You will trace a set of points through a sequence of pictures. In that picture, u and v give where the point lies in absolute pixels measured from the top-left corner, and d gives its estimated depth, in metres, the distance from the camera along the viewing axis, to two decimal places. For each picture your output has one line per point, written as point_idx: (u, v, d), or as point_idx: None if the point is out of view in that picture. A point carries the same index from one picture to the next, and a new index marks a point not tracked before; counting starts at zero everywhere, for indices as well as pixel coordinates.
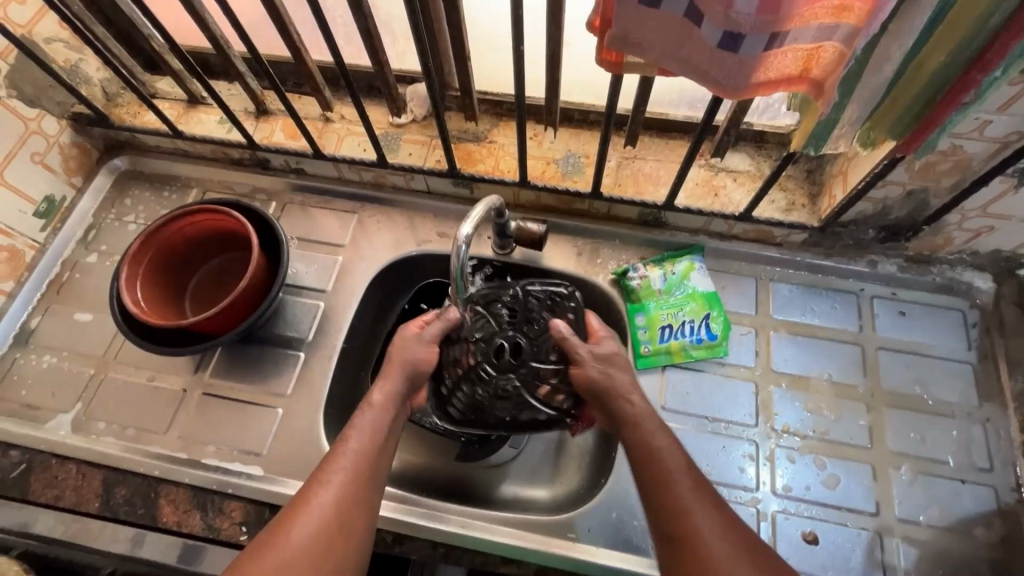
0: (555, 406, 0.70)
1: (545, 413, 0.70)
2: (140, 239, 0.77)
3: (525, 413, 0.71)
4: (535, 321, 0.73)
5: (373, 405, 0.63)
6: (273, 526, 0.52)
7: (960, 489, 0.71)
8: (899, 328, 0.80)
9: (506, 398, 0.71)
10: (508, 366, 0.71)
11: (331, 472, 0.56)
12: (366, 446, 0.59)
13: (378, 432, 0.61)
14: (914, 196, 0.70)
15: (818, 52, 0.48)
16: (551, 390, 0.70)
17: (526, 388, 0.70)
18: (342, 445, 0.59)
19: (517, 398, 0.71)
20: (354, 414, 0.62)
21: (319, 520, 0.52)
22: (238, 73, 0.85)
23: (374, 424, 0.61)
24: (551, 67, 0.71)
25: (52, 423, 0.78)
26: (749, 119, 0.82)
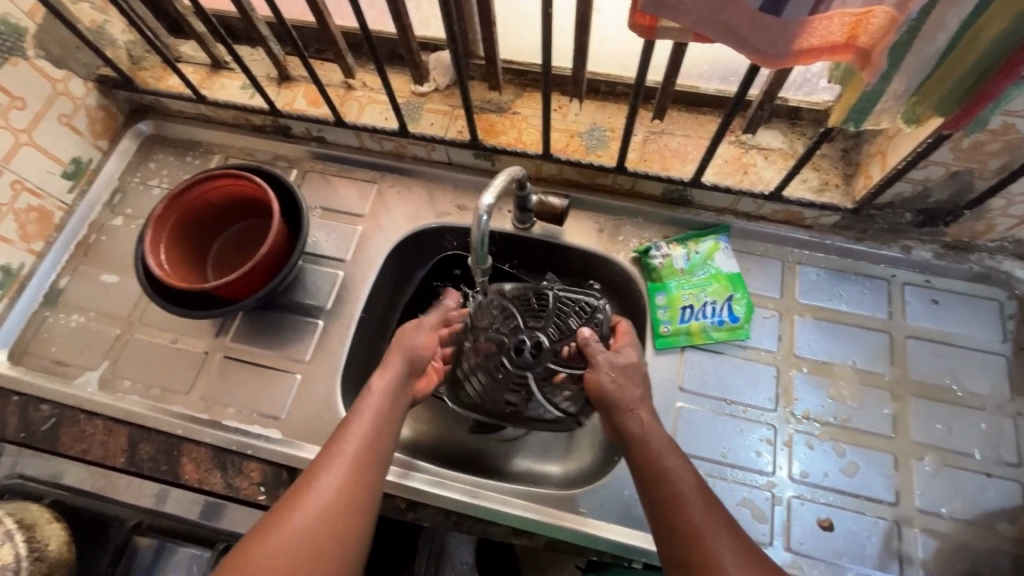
0: (562, 412, 0.73)
1: (552, 415, 0.73)
2: (164, 201, 0.78)
3: (534, 413, 0.74)
4: (559, 323, 0.73)
5: (375, 391, 0.61)
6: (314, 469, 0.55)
7: (985, 483, 0.69)
8: (931, 316, 0.77)
9: (519, 390, 0.73)
10: (524, 364, 0.72)
11: (331, 460, 0.55)
12: (368, 432, 0.58)
13: (380, 418, 0.59)
14: (958, 178, 0.66)
15: (867, 18, 0.45)
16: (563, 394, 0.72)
17: (543, 391, 0.72)
18: (343, 431, 0.57)
19: (531, 393, 0.72)
20: (358, 397, 0.61)
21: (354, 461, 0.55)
22: (262, 37, 0.84)
23: (377, 408, 0.60)
24: (580, 35, 0.68)
25: (79, 379, 0.80)
26: (784, 94, 0.78)
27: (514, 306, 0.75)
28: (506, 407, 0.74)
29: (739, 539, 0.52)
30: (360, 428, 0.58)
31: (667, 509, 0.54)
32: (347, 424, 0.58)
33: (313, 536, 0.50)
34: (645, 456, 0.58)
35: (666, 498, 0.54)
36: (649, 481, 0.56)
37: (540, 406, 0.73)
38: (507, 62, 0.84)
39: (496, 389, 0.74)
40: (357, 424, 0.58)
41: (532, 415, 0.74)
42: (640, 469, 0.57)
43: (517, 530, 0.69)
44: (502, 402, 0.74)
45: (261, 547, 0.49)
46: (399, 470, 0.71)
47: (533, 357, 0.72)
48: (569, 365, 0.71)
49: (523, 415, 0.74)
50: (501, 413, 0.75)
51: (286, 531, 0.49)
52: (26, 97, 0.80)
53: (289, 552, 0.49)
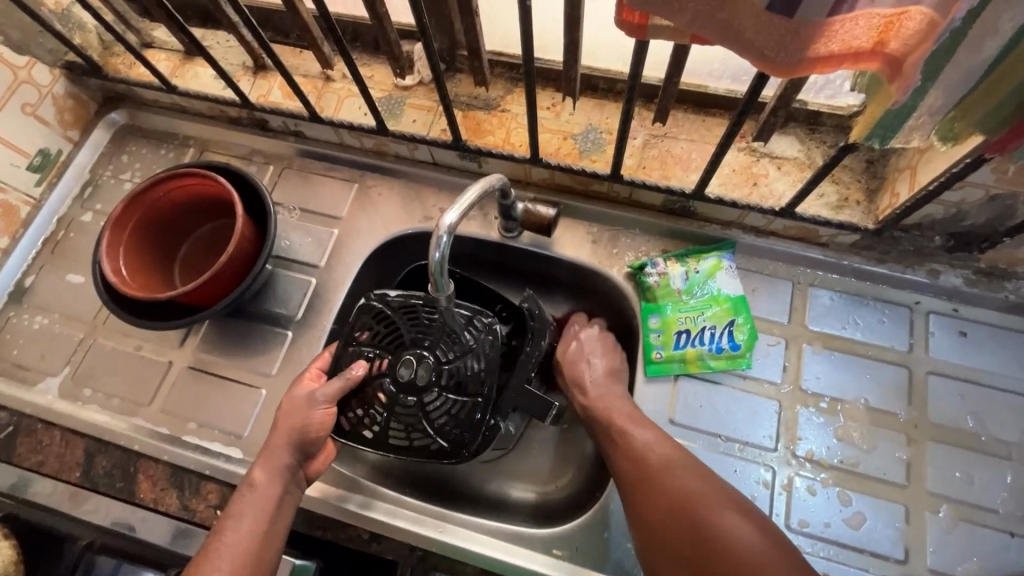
0: (450, 440, 0.65)
1: (437, 444, 0.65)
2: (124, 202, 0.73)
3: (425, 438, 0.65)
4: (450, 343, 0.66)
5: (253, 487, 0.56)
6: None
7: (1008, 543, 0.62)
8: (957, 350, 0.69)
9: (406, 413, 0.66)
10: (411, 388, 0.65)
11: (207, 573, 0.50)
12: (246, 535, 0.53)
13: (262, 516, 0.55)
14: (998, 202, 0.58)
15: (901, 20, 0.38)
16: (452, 422, 0.65)
17: (433, 413, 0.65)
18: (217, 538, 0.53)
19: (417, 420, 0.65)
20: (236, 492, 0.57)
21: (232, 558, 0.51)
22: (230, 24, 0.77)
23: (257, 501, 0.55)
24: (569, 28, 0.61)
25: (40, 385, 0.77)
26: (803, 97, 0.69)
27: (400, 321, 0.67)
28: (391, 433, 0.66)
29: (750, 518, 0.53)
30: (236, 533, 0.53)
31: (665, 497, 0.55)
32: (224, 522, 0.54)
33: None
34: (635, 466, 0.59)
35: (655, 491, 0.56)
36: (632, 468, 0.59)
37: (433, 430, 0.65)
38: (495, 54, 0.77)
39: (381, 410, 0.66)
40: (235, 526, 0.54)
41: (420, 440, 0.65)
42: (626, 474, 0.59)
43: (485, 570, 0.65)
44: (386, 424, 0.66)
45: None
46: (364, 500, 0.67)
47: (420, 379, 0.65)
48: (459, 389, 0.65)
49: (410, 439, 0.65)
50: (384, 437, 0.66)
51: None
52: None
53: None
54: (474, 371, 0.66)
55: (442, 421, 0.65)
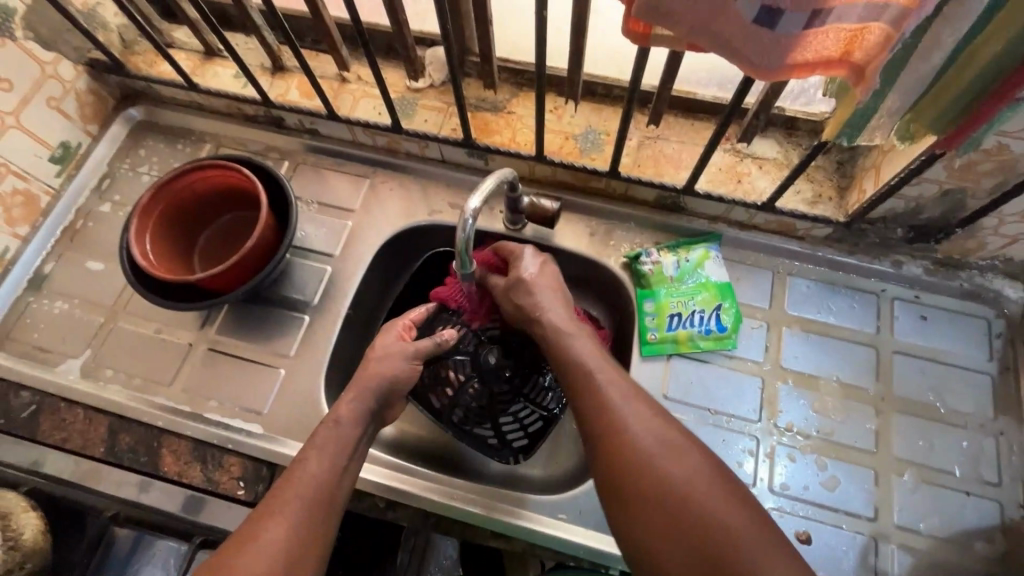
0: (504, 439, 0.79)
1: (494, 438, 0.79)
2: (151, 191, 0.77)
3: (481, 427, 0.79)
4: (535, 359, 0.81)
5: (337, 422, 0.63)
6: (276, 491, 0.57)
7: (964, 501, 0.69)
8: (918, 332, 0.77)
9: (478, 399, 0.79)
10: (491, 380, 0.80)
11: (293, 495, 0.56)
12: (323, 469, 0.59)
13: (338, 452, 0.61)
14: (950, 196, 0.66)
15: (862, 34, 0.45)
16: (513, 424, 0.80)
17: (497, 410, 0.79)
18: (298, 468, 0.59)
19: (487, 412, 0.79)
20: (317, 428, 0.63)
21: (316, 482, 0.58)
22: (255, 26, 0.83)
23: (336, 440, 0.62)
24: (576, 37, 0.68)
25: (62, 366, 0.80)
26: (782, 103, 0.77)
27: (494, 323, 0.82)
28: (459, 414, 0.79)
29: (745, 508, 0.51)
30: (315, 462, 0.59)
31: (672, 510, 0.51)
32: (308, 452, 0.61)
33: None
34: (627, 458, 0.55)
35: (655, 501, 0.52)
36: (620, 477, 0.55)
37: (491, 422, 0.79)
38: (503, 61, 0.83)
39: (455, 389, 0.80)
40: (314, 461, 0.59)
41: (478, 428, 0.79)
42: (608, 486, 0.55)
43: (496, 534, 0.70)
44: (454, 401, 0.79)
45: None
46: (383, 470, 0.72)
47: (503, 375, 0.80)
48: (530, 403, 0.80)
49: (470, 421, 0.79)
50: (446, 412, 0.79)
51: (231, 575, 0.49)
52: (14, 79, 0.78)
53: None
54: (545, 391, 0.81)
55: (508, 421, 0.79)
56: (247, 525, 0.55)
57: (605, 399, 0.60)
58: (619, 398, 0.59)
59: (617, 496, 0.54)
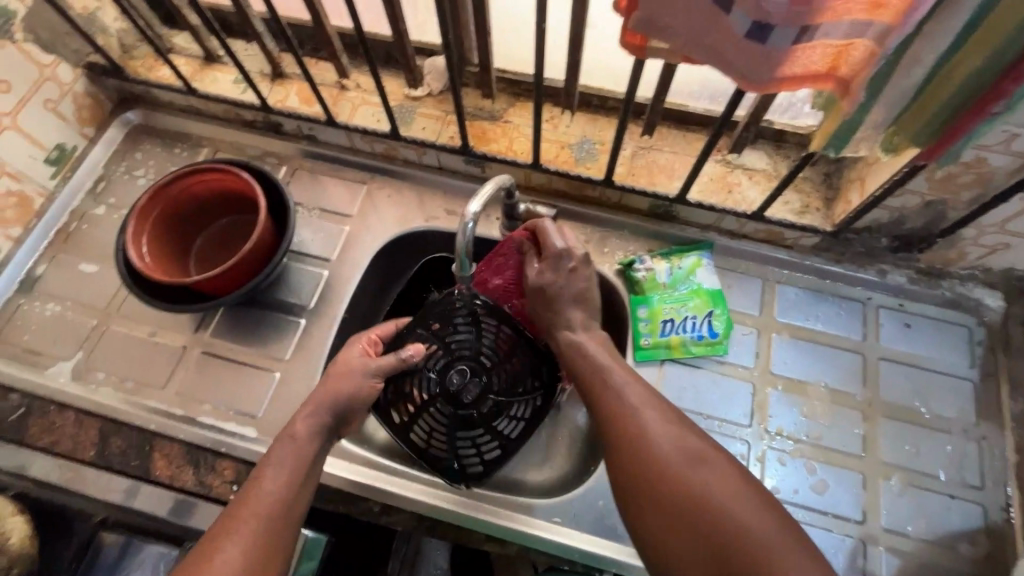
0: (460, 465, 0.73)
1: (448, 463, 0.73)
2: (148, 194, 0.77)
3: (440, 448, 0.74)
4: (506, 377, 0.75)
5: (294, 438, 0.62)
6: (228, 513, 0.56)
7: (949, 505, 0.71)
8: (903, 339, 0.79)
9: (437, 418, 0.75)
10: (457, 399, 0.75)
11: (245, 518, 0.55)
12: (284, 484, 0.58)
13: (298, 470, 0.60)
14: (932, 207, 0.69)
15: (848, 50, 0.47)
16: (472, 450, 0.74)
17: (457, 431, 0.74)
18: (254, 487, 0.57)
19: (447, 434, 0.74)
20: (272, 444, 0.62)
21: (272, 504, 0.56)
22: (256, 33, 0.84)
23: (293, 458, 0.60)
24: (573, 50, 0.70)
25: (52, 369, 0.79)
26: (770, 117, 0.80)
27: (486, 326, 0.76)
28: (416, 430, 0.75)
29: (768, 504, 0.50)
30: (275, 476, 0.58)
31: (689, 508, 0.50)
32: (262, 472, 0.59)
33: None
34: (641, 460, 0.55)
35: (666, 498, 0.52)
36: (625, 464, 0.55)
37: (450, 443, 0.74)
38: (501, 71, 0.85)
39: (417, 407, 0.75)
40: (272, 479, 0.58)
41: (436, 447, 0.74)
42: (624, 488, 0.55)
43: (491, 537, 0.71)
44: (415, 417, 0.75)
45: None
46: (379, 474, 0.72)
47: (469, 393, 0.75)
48: (493, 428, 0.75)
49: (427, 441, 0.74)
50: (409, 428, 0.75)
51: None
52: (12, 81, 0.78)
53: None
54: (512, 415, 0.75)
55: (468, 445, 0.74)
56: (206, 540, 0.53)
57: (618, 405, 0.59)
58: (637, 404, 0.59)
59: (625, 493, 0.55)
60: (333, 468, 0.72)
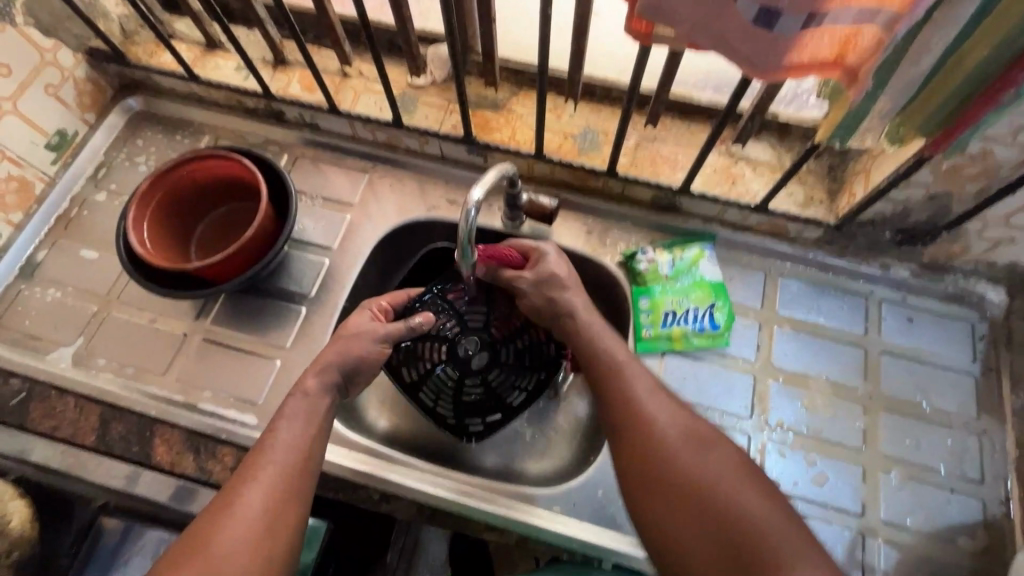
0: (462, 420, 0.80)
1: (451, 417, 0.79)
2: (150, 179, 0.77)
3: (445, 407, 0.80)
4: (511, 350, 0.82)
5: (306, 394, 0.63)
6: (247, 465, 0.57)
7: (949, 498, 0.71)
8: (905, 333, 0.79)
9: (445, 381, 0.81)
10: (466, 365, 0.81)
11: (264, 467, 0.56)
12: (294, 443, 0.59)
13: (310, 423, 0.61)
14: (937, 200, 0.68)
15: (857, 37, 0.47)
16: (474, 409, 0.80)
17: (462, 395, 0.81)
18: (270, 440, 0.59)
19: (453, 394, 0.80)
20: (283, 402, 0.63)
21: (291, 454, 0.58)
22: (258, 19, 0.83)
23: (307, 411, 0.62)
24: (577, 37, 0.69)
25: (53, 355, 0.79)
26: (775, 108, 0.79)
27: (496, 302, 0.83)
28: (424, 388, 0.80)
29: (767, 496, 0.51)
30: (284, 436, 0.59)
31: (693, 497, 0.52)
32: (277, 427, 0.60)
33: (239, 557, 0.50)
34: (646, 448, 0.56)
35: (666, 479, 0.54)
36: (633, 453, 0.56)
37: (455, 403, 0.80)
38: (505, 60, 0.85)
39: (427, 368, 0.81)
40: (288, 431, 0.59)
41: (442, 407, 0.80)
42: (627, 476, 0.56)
43: (490, 526, 0.71)
44: (424, 377, 0.81)
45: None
46: (380, 462, 0.72)
47: (477, 360, 0.82)
48: (496, 394, 0.81)
49: (433, 399, 0.80)
50: (417, 388, 0.80)
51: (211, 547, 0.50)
52: (13, 64, 0.78)
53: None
54: (514, 385, 0.81)
55: (472, 405, 0.80)
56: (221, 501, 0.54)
57: (625, 387, 0.60)
58: (643, 390, 0.59)
59: (626, 479, 0.56)
60: (332, 455, 0.72)
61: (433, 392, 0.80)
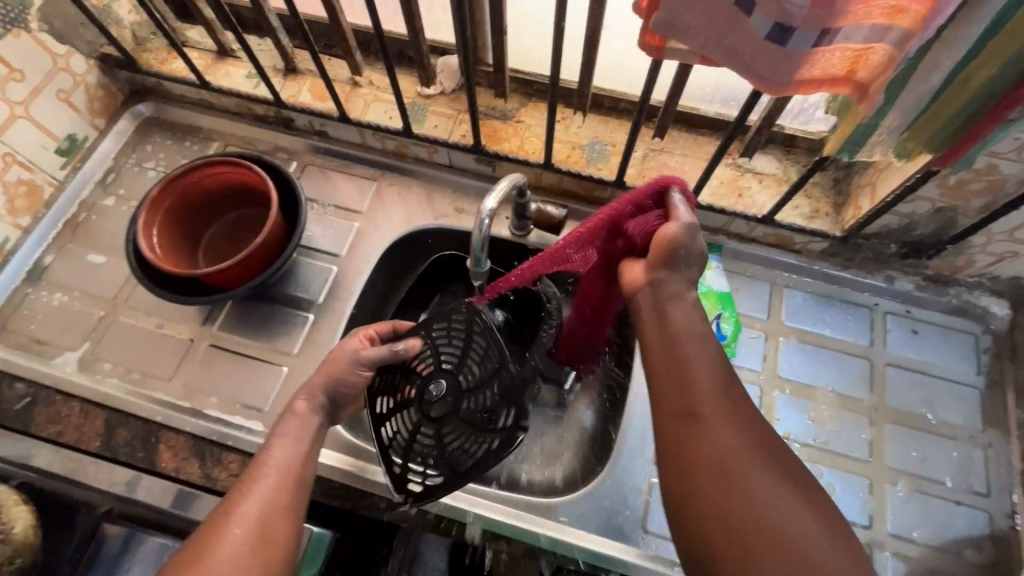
0: (406, 472, 0.67)
1: (397, 468, 0.68)
2: (161, 185, 0.77)
3: (396, 451, 0.69)
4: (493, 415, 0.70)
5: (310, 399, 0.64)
6: (238, 483, 0.56)
7: (955, 511, 0.71)
8: (910, 345, 0.79)
9: (410, 426, 0.70)
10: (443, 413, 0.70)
11: (255, 484, 0.55)
12: (287, 460, 0.58)
13: (300, 437, 0.61)
14: (942, 214, 0.69)
15: (867, 54, 0.48)
16: (425, 466, 0.67)
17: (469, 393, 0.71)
18: (264, 456, 0.58)
19: (409, 440, 0.69)
20: (276, 422, 0.62)
21: (281, 470, 0.57)
22: (272, 28, 0.84)
23: (296, 427, 0.61)
24: (588, 50, 0.70)
25: (59, 359, 0.79)
26: (781, 122, 0.80)
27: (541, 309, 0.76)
28: (391, 426, 0.70)
29: (797, 497, 0.47)
30: (278, 458, 0.58)
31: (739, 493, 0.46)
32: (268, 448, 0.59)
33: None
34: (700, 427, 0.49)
35: (693, 445, 0.48)
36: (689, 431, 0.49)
37: (407, 455, 0.69)
38: (514, 71, 0.86)
39: (399, 403, 0.71)
40: (279, 446, 0.59)
41: (394, 450, 0.69)
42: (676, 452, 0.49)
43: (497, 536, 0.71)
44: (390, 412, 0.71)
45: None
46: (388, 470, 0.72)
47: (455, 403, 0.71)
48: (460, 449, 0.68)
49: (388, 442, 0.70)
50: (382, 421, 0.71)
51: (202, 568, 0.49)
52: (25, 70, 0.78)
53: None
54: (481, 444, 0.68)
55: (430, 459, 0.68)
56: (207, 526, 0.52)
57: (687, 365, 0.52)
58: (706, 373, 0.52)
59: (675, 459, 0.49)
60: (339, 465, 0.72)
61: (394, 440, 0.70)
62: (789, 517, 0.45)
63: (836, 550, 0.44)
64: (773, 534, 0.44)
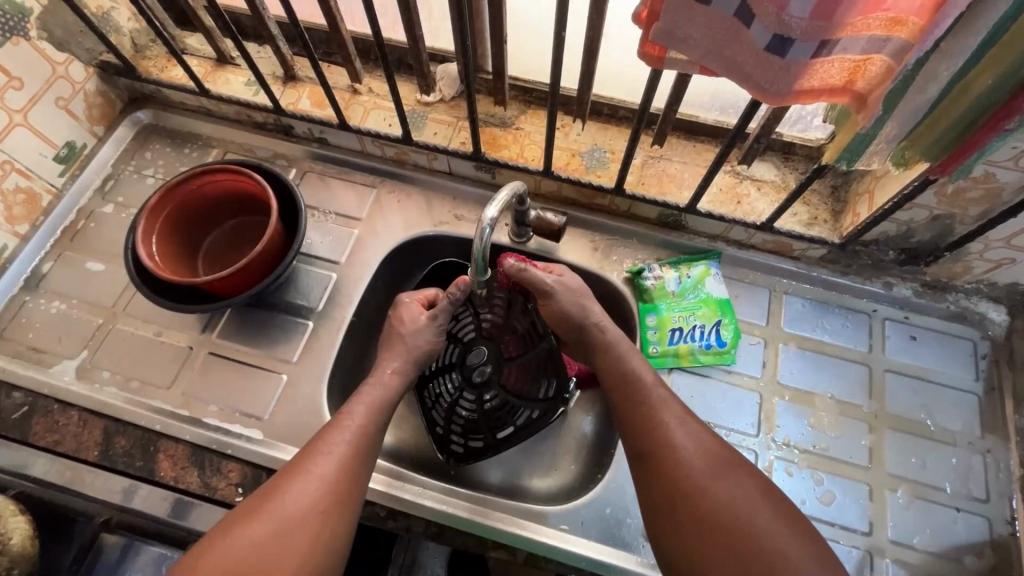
0: (445, 426, 0.80)
1: (438, 425, 0.80)
2: (160, 193, 0.77)
3: (438, 412, 0.80)
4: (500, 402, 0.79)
5: (364, 400, 0.66)
6: (312, 445, 0.61)
7: (955, 517, 0.71)
8: (909, 351, 0.79)
9: (450, 391, 0.81)
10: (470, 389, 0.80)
11: (325, 450, 0.60)
12: (355, 433, 0.63)
13: (367, 412, 0.65)
14: (940, 221, 0.70)
15: (865, 65, 0.48)
16: (457, 427, 0.79)
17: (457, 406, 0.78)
18: (337, 424, 0.63)
19: (448, 404, 0.80)
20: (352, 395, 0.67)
21: (352, 438, 0.62)
22: (272, 36, 0.84)
23: (366, 404, 0.66)
24: (588, 59, 0.70)
25: (57, 367, 0.78)
26: (779, 130, 0.80)
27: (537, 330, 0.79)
28: (436, 388, 0.81)
29: (778, 512, 0.54)
30: (348, 426, 0.63)
31: (706, 507, 0.54)
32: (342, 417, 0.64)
33: (286, 532, 0.54)
34: (663, 455, 0.58)
35: (673, 486, 0.56)
36: (659, 464, 0.58)
37: (446, 419, 0.80)
38: (513, 78, 0.86)
39: (440, 368, 0.82)
40: (349, 419, 0.64)
41: (436, 412, 0.80)
42: (650, 488, 0.58)
43: (498, 545, 0.70)
44: (433, 375, 0.82)
45: (234, 540, 0.53)
46: (388, 479, 0.72)
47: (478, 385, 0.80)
48: (483, 421, 0.79)
49: (430, 402, 0.81)
50: (426, 382, 0.82)
51: (266, 518, 0.54)
52: (24, 78, 0.78)
53: (267, 546, 0.53)
54: (495, 423, 0.79)
55: (461, 422, 0.79)
56: (278, 480, 0.58)
57: (653, 411, 0.62)
58: (666, 414, 0.61)
59: (653, 495, 0.58)
60: None
61: (437, 401, 0.81)
62: (771, 532, 0.52)
63: (805, 544, 0.51)
64: (757, 547, 0.50)
